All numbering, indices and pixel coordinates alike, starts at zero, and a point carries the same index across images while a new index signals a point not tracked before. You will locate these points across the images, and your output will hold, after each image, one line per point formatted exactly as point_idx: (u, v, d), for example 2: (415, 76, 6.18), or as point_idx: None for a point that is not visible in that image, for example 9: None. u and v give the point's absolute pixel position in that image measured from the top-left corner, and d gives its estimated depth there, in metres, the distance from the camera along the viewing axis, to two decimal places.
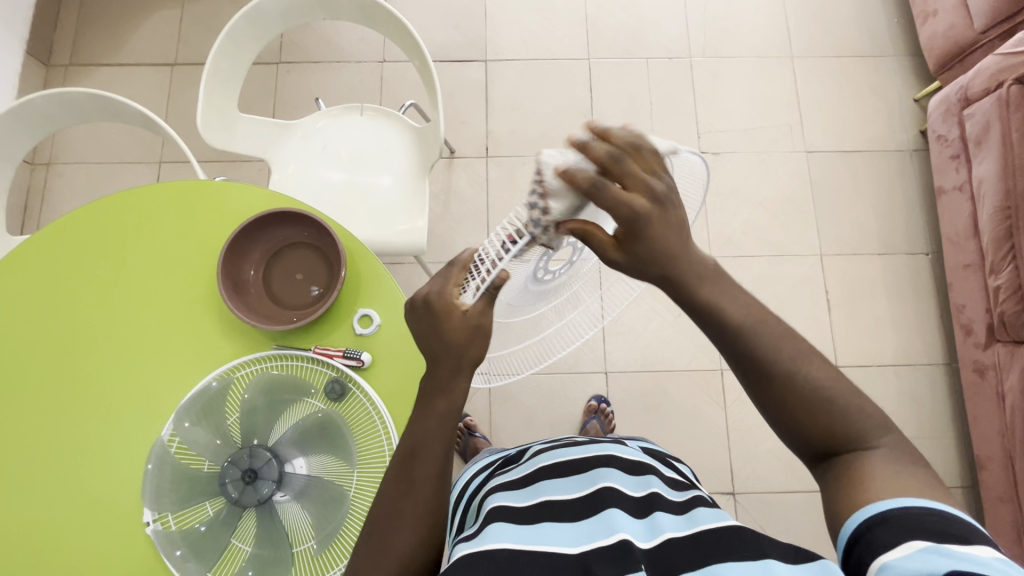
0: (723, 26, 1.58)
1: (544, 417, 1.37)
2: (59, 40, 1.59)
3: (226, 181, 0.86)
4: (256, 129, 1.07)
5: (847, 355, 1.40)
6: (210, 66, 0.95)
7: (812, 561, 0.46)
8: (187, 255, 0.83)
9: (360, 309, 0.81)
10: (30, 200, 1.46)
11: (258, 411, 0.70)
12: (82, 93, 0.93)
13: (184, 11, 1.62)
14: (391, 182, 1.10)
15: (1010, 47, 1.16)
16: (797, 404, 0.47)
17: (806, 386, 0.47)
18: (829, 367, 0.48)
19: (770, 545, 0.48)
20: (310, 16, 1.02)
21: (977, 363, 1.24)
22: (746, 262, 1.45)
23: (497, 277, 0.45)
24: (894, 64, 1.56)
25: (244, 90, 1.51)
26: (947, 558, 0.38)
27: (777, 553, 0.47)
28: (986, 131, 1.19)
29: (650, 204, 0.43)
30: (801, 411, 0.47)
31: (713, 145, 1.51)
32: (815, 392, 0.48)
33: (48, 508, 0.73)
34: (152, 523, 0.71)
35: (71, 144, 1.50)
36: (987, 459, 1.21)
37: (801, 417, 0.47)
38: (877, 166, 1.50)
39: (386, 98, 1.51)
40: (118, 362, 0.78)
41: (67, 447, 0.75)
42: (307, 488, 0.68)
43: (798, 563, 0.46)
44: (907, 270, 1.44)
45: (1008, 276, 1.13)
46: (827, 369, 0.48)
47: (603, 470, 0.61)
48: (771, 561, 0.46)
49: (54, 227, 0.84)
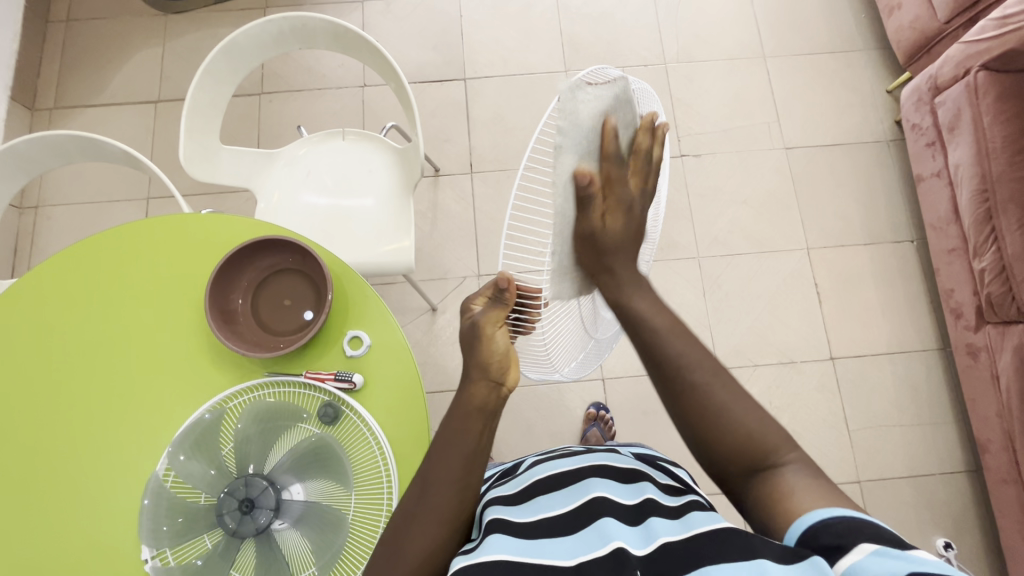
0: (695, 31, 1.62)
1: (545, 427, 1.37)
2: (42, 86, 1.61)
3: (212, 213, 0.87)
4: (241, 161, 1.09)
5: (840, 346, 1.40)
6: (190, 100, 0.96)
7: (803, 560, 0.44)
8: (176, 290, 0.83)
9: (349, 331, 0.81)
10: (20, 244, 1.47)
11: (252, 441, 0.69)
12: (65, 136, 0.95)
13: (165, 49, 1.64)
14: (375, 202, 1.11)
15: (973, 34, 1.18)
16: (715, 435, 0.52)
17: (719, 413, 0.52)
18: (745, 398, 0.54)
19: (763, 543, 0.46)
20: (288, 47, 1.04)
21: (969, 346, 1.24)
22: (733, 260, 1.46)
23: (500, 278, 0.57)
24: (864, 58, 1.59)
25: (227, 122, 1.53)
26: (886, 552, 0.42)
27: (771, 553, 0.45)
28: (958, 117, 1.21)
29: (626, 218, 0.58)
30: (723, 440, 0.52)
31: (694, 148, 1.54)
32: (738, 418, 0.52)
33: (40, 554, 0.73)
34: (150, 560, 0.70)
35: (57, 185, 1.51)
36: (988, 441, 1.20)
37: (729, 450, 0.52)
38: (856, 157, 1.53)
39: (368, 121, 1.53)
40: (110, 403, 0.78)
41: (57, 492, 0.75)
42: (305, 515, 0.68)
43: (791, 563, 0.44)
44: (893, 257, 1.46)
45: (991, 257, 1.14)
46: (736, 395, 0.53)
47: (596, 479, 0.60)
48: (763, 560, 0.45)
49: (38, 269, 0.84)
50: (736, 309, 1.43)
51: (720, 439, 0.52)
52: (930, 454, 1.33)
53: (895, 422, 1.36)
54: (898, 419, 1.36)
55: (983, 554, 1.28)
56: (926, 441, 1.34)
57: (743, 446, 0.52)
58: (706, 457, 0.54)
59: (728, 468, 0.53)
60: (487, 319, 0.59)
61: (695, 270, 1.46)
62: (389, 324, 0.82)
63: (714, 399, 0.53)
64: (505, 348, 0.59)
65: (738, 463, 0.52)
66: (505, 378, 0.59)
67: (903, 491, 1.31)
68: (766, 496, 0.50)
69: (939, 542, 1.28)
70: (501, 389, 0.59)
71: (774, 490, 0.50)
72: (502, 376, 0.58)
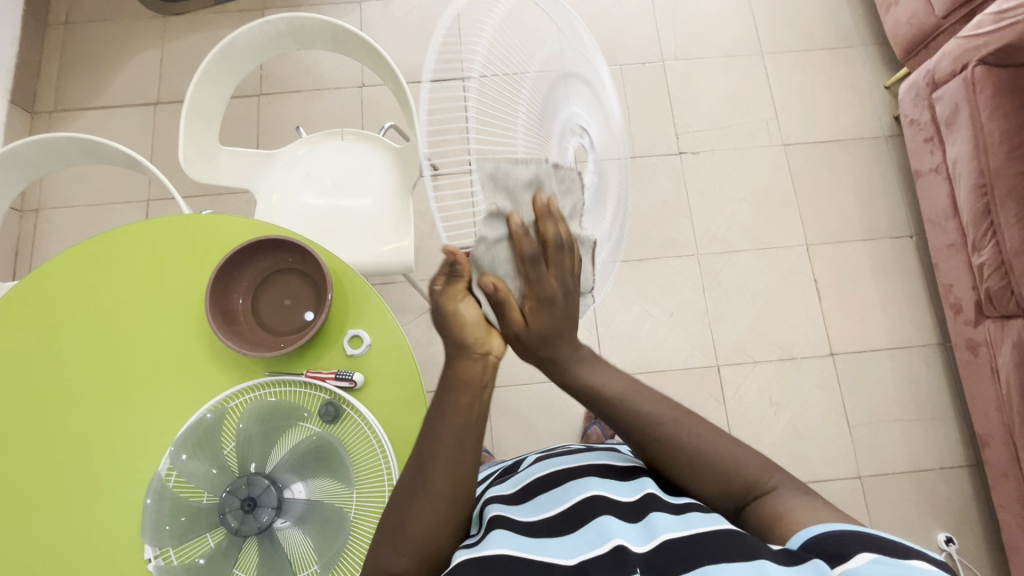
0: (693, 29, 1.62)
1: (545, 425, 1.37)
2: (42, 89, 1.61)
3: (213, 213, 0.87)
4: (240, 162, 1.09)
5: (841, 342, 1.40)
6: (188, 103, 0.97)
7: (805, 561, 0.46)
8: (177, 290, 0.83)
9: (349, 330, 0.81)
10: (20, 247, 1.47)
11: (253, 440, 0.70)
12: (64, 138, 0.95)
13: (164, 51, 1.65)
14: (373, 202, 1.11)
15: (971, 29, 1.18)
16: (694, 468, 0.57)
17: (693, 450, 0.56)
18: (713, 425, 0.58)
19: (762, 544, 0.48)
20: (285, 48, 1.04)
21: (969, 341, 1.24)
22: (733, 257, 1.47)
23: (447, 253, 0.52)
24: (862, 54, 1.59)
25: (226, 123, 1.54)
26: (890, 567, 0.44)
27: (771, 554, 0.47)
28: (955, 113, 1.21)
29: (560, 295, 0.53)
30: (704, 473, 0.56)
31: (692, 145, 1.54)
32: (713, 449, 0.56)
33: (44, 555, 0.73)
34: (153, 558, 0.71)
35: (57, 188, 1.51)
36: (989, 436, 1.21)
37: (714, 481, 0.56)
38: (854, 153, 1.53)
39: (367, 121, 1.54)
40: (112, 405, 0.79)
41: (60, 493, 0.75)
42: (307, 514, 0.68)
43: (793, 565, 0.45)
44: (893, 253, 1.46)
45: (990, 252, 1.14)
46: (705, 427, 0.57)
47: (590, 478, 0.60)
48: (764, 561, 0.46)
49: (39, 272, 0.85)
50: (736, 306, 1.43)
51: (702, 474, 0.56)
52: (931, 449, 1.34)
53: (895, 417, 1.36)
54: (898, 415, 1.36)
55: (984, 548, 1.28)
56: (926, 436, 1.34)
57: (729, 480, 0.56)
58: (696, 491, 0.58)
59: (720, 500, 0.57)
60: (451, 297, 0.53)
61: (695, 268, 1.46)
62: (388, 321, 0.82)
63: (687, 445, 0.57)
64: (474, 318, 0.52)
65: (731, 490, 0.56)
66: (494, 347, 0.53)
67: (903, 486, 1.31)
68: (762, 521, 0.54)
69: (940, 537, 1.28)
70: (489, 359, 0.53)
71: (768, 514, 0.54)
72: (485, 345, 0.52)
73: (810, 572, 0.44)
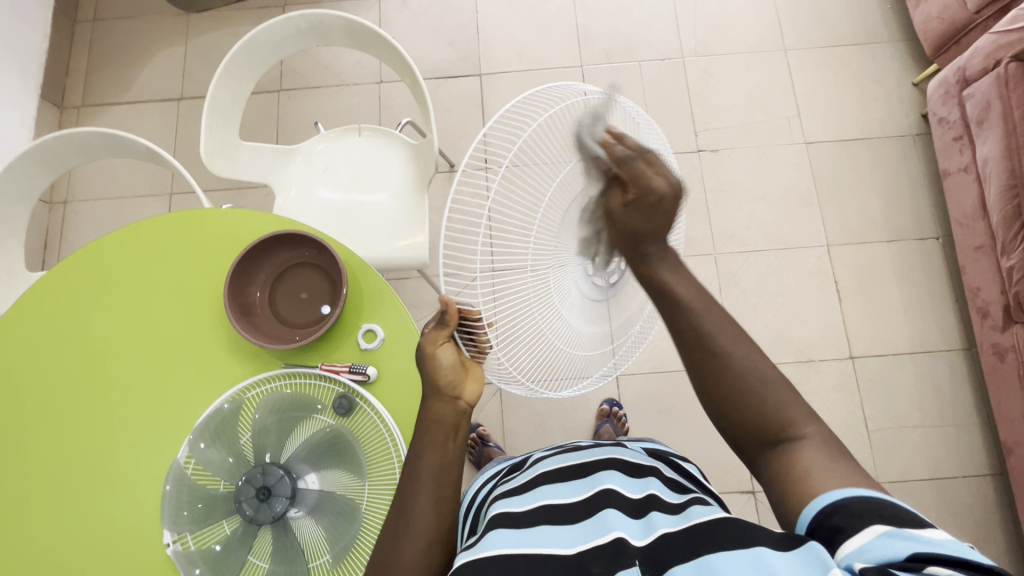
0: (714, 24, 1.60)
1: (558, 422, 1.37)
2: (71, 85, 1.66)
3: (231, 206, 0.89)
4: (259, 157, 1.10)
5: (860, 346, 1.37)
6: (210, 98, 0.98)
7: (804, 544, 0.43)
8: (196, 282, 0.85)
9: (363, 324, 0.82)
10: (49, 237, 1.52)
11: (269, 430, 0.71)
12: (89, 133, 0.97)
13: (188, 47, 1.68)
14: (389, 198, 1.12)
15: (1004, 25, 1.15)
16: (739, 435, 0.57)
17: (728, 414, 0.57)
18: None
19: (762, 532, 0.46)
20: (303, 45, 1.05)
21: (996, 347, 1.21)
22: (750, 256, 1.44)
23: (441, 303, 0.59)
24: (889, 50, 1.55)
25: (248, 118, 1.56)
26: (908, 542, 0.39)
27: (770, 540, 0.44)
28: (987, 111, 1.17)
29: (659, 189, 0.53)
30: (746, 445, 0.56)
31: (711, 143, 1.52)
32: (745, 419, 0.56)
33: (64, 537, 0.76)
34: (171, 544, 0.73)
35: (85, 180, 1.55)
36: (1015, 445, 1.17)
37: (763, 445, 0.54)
38: (880, 152, 1.49)
39: (384, 118, 1.55)
40: (131, 392, 0.81)
41: (80, 478, 0.78)
42: (319, 503, 0.69)
43: (791, 550, 0.43)
44: (917, 255, 1.42)
45: (1020, 255, 1.11)
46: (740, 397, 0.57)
47: (604, 474, 0.60)
48: (762, 548, 0.44)
49: (65, 263, 0.87)
50: (753, 306, 1.41)
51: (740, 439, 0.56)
52: (953, 457, 1.30)
53: (917, 423, 1.33)
54: (919, 421, 1.33)
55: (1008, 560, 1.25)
56: (949, 443, 1.31)
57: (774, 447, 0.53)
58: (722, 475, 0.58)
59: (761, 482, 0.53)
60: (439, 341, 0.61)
61: (712, 267, 1.44)
62: (402, 316, 0.82)
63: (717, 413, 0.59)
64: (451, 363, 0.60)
65: (762, 435, 0.50)
66: (472, 400, 0.59)
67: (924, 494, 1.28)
68: None
69: None
70: (461, 404, 0.58)
71: None
72: (461, 389, 0.58)
73: (807, 556, 0.42)
